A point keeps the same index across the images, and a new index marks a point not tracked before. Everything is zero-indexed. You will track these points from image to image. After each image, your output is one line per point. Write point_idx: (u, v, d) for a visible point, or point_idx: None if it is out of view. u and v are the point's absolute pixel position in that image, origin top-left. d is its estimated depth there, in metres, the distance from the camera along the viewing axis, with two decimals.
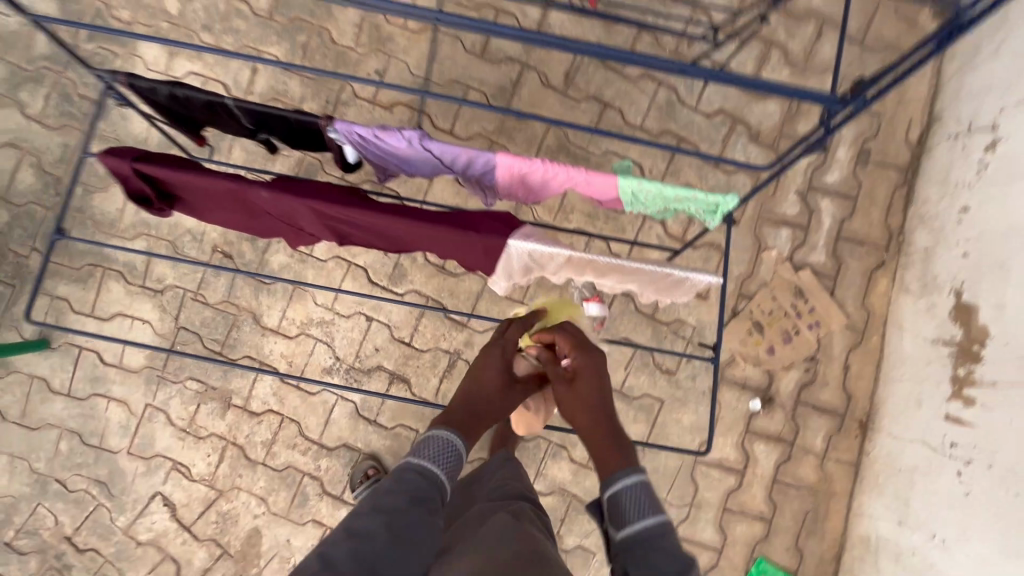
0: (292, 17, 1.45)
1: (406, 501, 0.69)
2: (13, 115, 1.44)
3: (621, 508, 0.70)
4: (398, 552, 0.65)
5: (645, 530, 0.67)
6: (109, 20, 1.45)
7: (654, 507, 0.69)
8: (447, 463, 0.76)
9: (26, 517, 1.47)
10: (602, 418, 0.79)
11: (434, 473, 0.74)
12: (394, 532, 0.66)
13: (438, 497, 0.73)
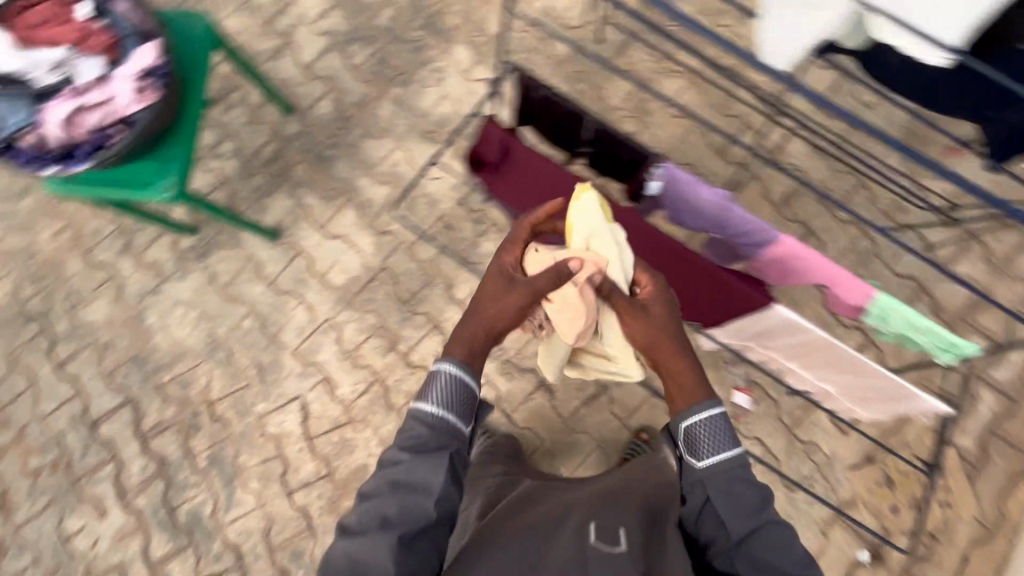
0: (580, 68, 1.73)
1: (403, 452, 0.91)
2: (338, 59, 1.76)
3: (699, 440, 0.93)
4: (403, 494, 0.88)
5: (723, 461, 0.91)
6: (441, 20, 1.77)
7: (728, 439, 0.92)
8: (447, 403, 0.93)
9: (185, 370, 1.62)
10: (676, 345, 0.96)
11: (426, 416, 0.92)
12: (398, 481, 0.90)
13: (434, 436, 0.91)
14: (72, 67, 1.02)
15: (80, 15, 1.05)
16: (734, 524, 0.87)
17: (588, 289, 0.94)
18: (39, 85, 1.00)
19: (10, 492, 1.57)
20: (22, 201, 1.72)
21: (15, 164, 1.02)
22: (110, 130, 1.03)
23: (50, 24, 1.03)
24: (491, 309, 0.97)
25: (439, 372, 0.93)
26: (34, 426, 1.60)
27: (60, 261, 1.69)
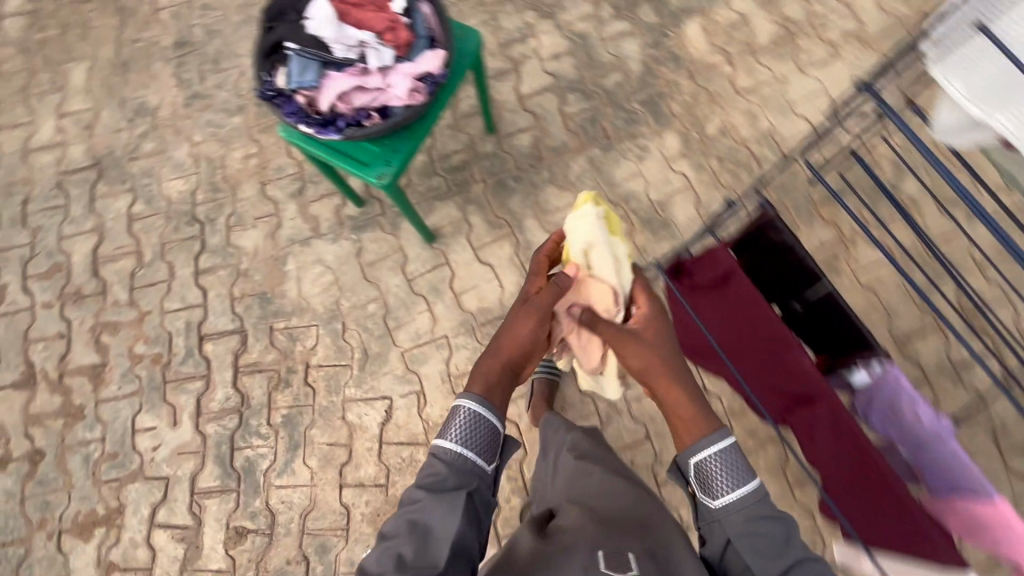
0: (784, 199, 1.65)
1: (421, 492, 0.86)
2: (553, 102, 1.78)
3: (713, 479, 0.87)
4: (420, 533, 0.82)
5: (741, 499, 0.85)
6: (663, 103, 1.76)
7: (740, 475, 0.86)
8: (467, 442, 0.89)
9: (299, 325, 1.65)
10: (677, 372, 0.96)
11: (446, 452, 0.88)
12: (413, 524, 0.83)
13: (453, 473, 0.87)
14: (367, 49, 1.08)
15: (393, 7, 1.11)
16: (766, 569, 0.82)
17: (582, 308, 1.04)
18: (334, 54, 1.06)
19: (109, 366, 1.65)
20: (232, 118, 1.85)
21: (279, 112, 1.09)
22: (368, 114, 1.08)
23: (366, 6, 1.09)
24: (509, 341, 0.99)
25: (461, 412, 0.91)
26: (154, 318, 1.68)
27: (239, 181, 1.79)
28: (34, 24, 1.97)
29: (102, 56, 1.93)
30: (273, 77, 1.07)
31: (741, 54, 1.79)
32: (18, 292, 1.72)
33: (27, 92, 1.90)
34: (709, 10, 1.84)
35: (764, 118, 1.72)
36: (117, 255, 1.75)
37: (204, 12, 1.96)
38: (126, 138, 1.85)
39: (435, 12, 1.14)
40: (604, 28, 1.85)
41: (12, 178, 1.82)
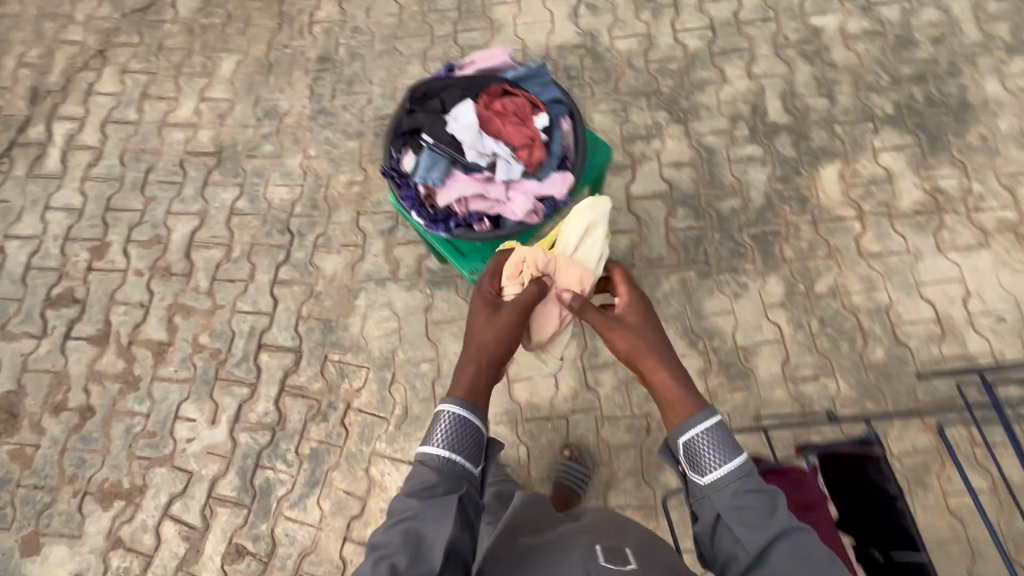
0: (882, 386, 1.50)
1: (411, 497, 0.81)
2: (661, 212, 1.72)
3: (702, 454, 0.85)
4: (414, 540, 0.77)
5: (730, 475, 0.82)
6: (776, 244, 1.66)
7: (728, 451, 0.83)
8: (455, 443, 0.85)
9: (352, 363, 1.67)
10: (663, 357, 0.96)
11: (434, 457, 0.83)
12: (406, 532, 0.78)
13: (444, 480, 0.82)
14: (498, 158, 1.06)
15: (535, 122, 1.08)
16: (750, 540, 0.78)
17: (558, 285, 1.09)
18: (463, 156, 1.05)
19: (173, 347, 1.73)
20: (348, 141, 1.90)
21: (395, 191, 1.10)
22: (480, 218, 1.08)
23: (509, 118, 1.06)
24: (487, 331, 0.98)
25: (447, 414, 0.86)
26: (225, 314, 1.75)
27: (337, 205, 1.83)
28: (204, 8, 2.13)
29: (253, 52, 2.05)
30: (399, 159, 1.07)
31: (875, 214, 1.66)
32: (117, 253, 1.84)
33: (180, 70, 2.05)
34: (853, 159, 1.72)
35: (883, 290, 1.58)
36: (210, 244, 1.83)
37: (352, 34, 2.04)
38: (250, 135, 1.95)
39: (574, 132, 1.11)
40: (735, 148, 1.77)
41: (145, 146, 1.96)
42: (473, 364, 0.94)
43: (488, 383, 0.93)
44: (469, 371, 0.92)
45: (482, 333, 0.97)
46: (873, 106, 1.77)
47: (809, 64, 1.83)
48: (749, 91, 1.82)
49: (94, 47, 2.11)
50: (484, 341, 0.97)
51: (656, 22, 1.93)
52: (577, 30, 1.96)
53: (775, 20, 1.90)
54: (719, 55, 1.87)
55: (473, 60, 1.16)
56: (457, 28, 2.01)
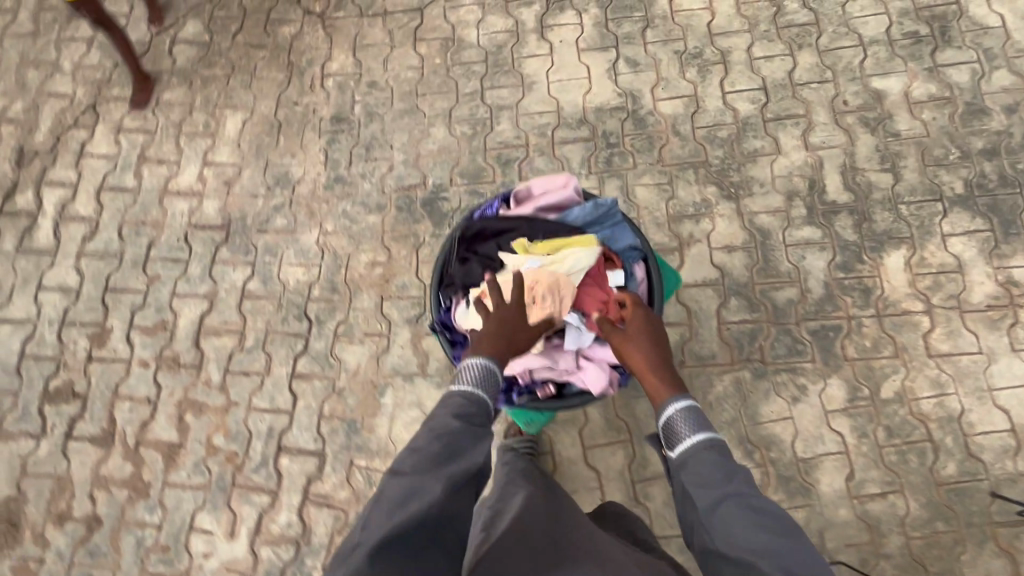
0: (952, 504, 1.41)
1: (453, 416, 0.91)
2: (712, 302, 1.59)
3: (675, 428, 0.96)
4: (453, 444, 0.87)
5: (693, 443, 0.93)
6: (838, 341, 1.54)
7: (696, 424, 0.95)
8: (484, 385, 0.96)
9: (380, 470, 1.55)
10: (657, 361, 1.02)
11: (471, 389, 0.95)
12: (445, 436, 0.88)
13: (480, 408, 0.94)
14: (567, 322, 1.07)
15: (609, 281, 1.10)
16: (703, 499, 0.86)
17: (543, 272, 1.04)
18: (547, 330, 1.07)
19: (184, 449, 1.61)
20: (368, 215, 1.75)
21: (448, 349, 1.12)
22: (543, 382, 1.10)
23: (586, 281, 1.08)
24: (513, 321, 1.01)
25: (483, 360, 0.97)
26: (240, 411, 1.62)
27: (358, 288, 1.69)
28: (204, 57, 1.94)
29: (259, 109, 1.87)
30: (451, 314, 1.07)
31: (944, 308, 1.54)
32: (119, 341, 1.70)
33: (180, 128, 1.87)
34: (921, 245, 1.59)
35: (953, 396, 1.48)
36: (221, 331, 1.69)
37: (369, 89, 1.86)
38: (260, 206, 1.78)
39: (649, 279, 1.13)
40: (792, 230, 1.63)
41: (145, 217, 1.80)
42: (502, 345, 0.99)
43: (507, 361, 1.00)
44: (499, 347, 0.98)
45: (511, 323, 1.01)
46: (942, 184, 1.63)
47: (871, 134, 1.68)
48: (806, 164, 1.68)
49: (83, 101, 1.92)
50: (510, 328, 1.01)
51: (703, 82, 1.77)
52: (616, 89, 1.79)
53: (834, 81, 1.74)
54: (773, 122, 1.72)
55: (533, 191, 1.19)
56: (484, 85, 1.83)
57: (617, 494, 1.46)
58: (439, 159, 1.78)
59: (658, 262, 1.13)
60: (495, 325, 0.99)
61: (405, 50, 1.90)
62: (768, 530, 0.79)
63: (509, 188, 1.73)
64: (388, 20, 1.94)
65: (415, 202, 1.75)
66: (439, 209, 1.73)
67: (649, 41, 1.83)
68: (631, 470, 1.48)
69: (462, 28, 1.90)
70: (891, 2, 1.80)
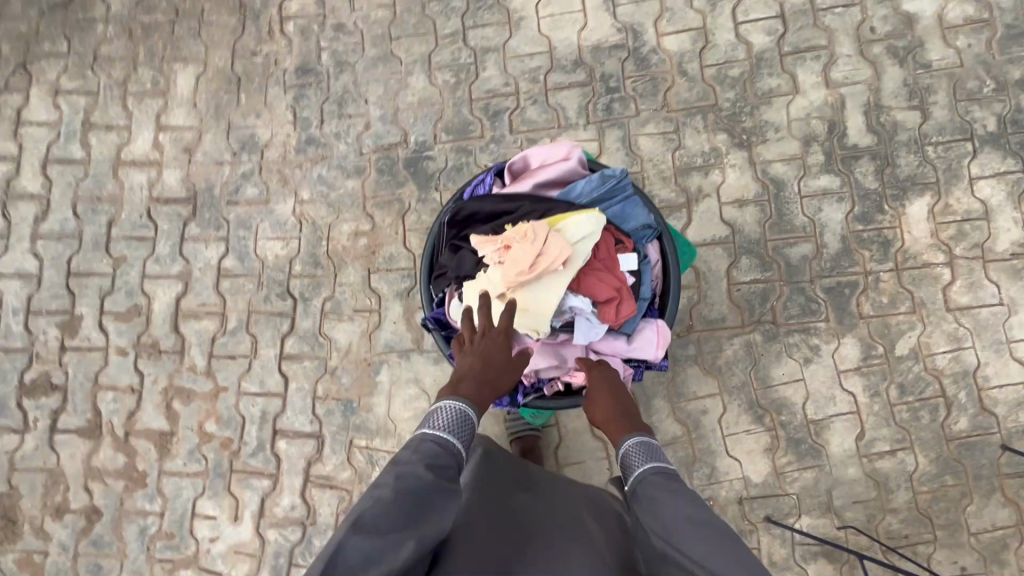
0: (962, 457, 1.40)
1: (425, 467, 0.81)
2: (722, 262, 1.49)
3: (629, 463, 0.91)
4: (426, 502, 0.78)
5: (644, 473, 0.87)
6: (853, 297, 1.46)
7: (649, 456, 0.89)
8: (457, 431, 0.89)
9: (382, 449, 1.51)
10: (614, 409, 0.96)
11: (444, 437, 0.86)
12: (415, 490, 0.77)
13: (455, 462, 0.85)
14: (577, 314, 0.97)
15: (622, 266, 0.98)
16: (654, 527, 0.81)
17: (528, 238, 0.92)
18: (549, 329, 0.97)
19: (177, 437, 1.55)
20: (347, 180, 1.59)
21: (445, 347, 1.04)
22: (551, 380, 1.06)
23: (598, 268, 0.96)
24: (498, 358, 0.93)
25: (457, 403, 0.90)
26: (230, 397, 1.56)
27: (343, 262, 1.57)
28: (142, 1, 1.69)
29: (213, 62, 1.65)
30: (446, 310, 0.99)
31: (968, 258, 1.45)
32: (92, 328, 1.59)
33: (126, 88, 1.66)
34: (946, 191, 1.47)
35: (970, 350, 1.42)
36: (200, 313, 1.59)
37: (336, 33, 1.64)
38: (227, 175, 1.62)
39: (664, 259, 1.04)
40: (808, 179, 1.50)
41: (100, 192, 1.63)
42: (485, 390, 0.92)
43: (479, 395, 0.92)
44: (477, 391, 0.91)
45: (497, 366, 0.93)
46: (973, 121, 1.49)
47: (899, 66, 1.51)
48: (826, 104, 1.52)
49: (11, 59, 1.69)
50: (496, 370, 0.93)
51: (713, 12, 1.57)
52: (615, 23, 1.59)
53: (860, 5, 1.54)
54: (791, 56, 1.54)
55: (530, 161, 1.06)
56: (466, 23, 1.62)
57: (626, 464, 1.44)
58: (420, 113, 1.60)
59: (672, 241, 1.03)
60: (478, 365, 0.92)
61: None
62: (723, 548, 0.74)
63: (500, 144, 1.57)
64: None
65: (397, 163, 1.59)
66: (424, 169, 1.58)
67: None
68: None
69: None
70: None
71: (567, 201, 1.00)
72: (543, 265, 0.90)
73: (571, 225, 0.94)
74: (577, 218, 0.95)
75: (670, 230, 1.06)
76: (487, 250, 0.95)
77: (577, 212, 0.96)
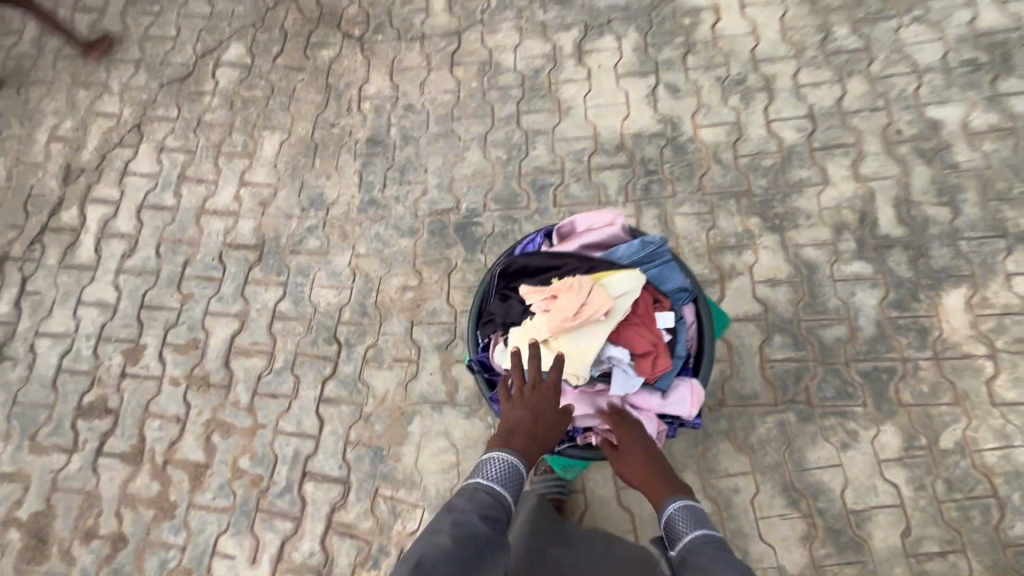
0: (1021, 567, 1.29)
1: (478, 518, 0.85)
2: (755, 339, 1.51)
3: (675, 526, 0.95)
4: (480, 554, 0.81)
5: (689, 539, 0.91)
6: (892, 384, 1.44)
7: (694, 521, 0.93)
8: (507, 482, 0.93)
9: (405, 501, 1.51)
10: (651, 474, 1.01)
11: (497, 488, 0.90)
12: (469, 539, 0.81)
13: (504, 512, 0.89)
14: (615, 364, 1.02)
15: (658, 323, 1.05)
16: None
17: (575, 290, 1.00)
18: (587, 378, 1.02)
19: (211, 470, 1.59)
20: (401, 239, 1.74)
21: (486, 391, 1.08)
22: (584, 430, 1.09)
23: (635, 323, 1.03)
24: (547, 410, 0.98)
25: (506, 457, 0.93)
26: (267, 434, 1.61)
27: (388, 313, 1.67)
28: (245, 79, 1.98)
29: (297, 131, 1.89)
30: (492, 355, 1.04)
31: (1010, 352, 1.43)
32: (152, 358, 1.71)
33: (220, 149, 1.90)
34: (983, 284, 1.49)
35: (1021, 449, 1.37)
36: (251, 351, 1.69)
37: (406, 112, 1.87)
38: (295, 227, 1.79)
39: (699, 321, 1.09)
40: (840, 265, 1.55)
41: (182, 235, 1.82)
42: (534, 446, 0.97)
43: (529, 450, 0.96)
44: (525, 444, 0.96)
45: (545, 419, 0.97)
46: (1005, 219, 1.53)
47: (927, 165, 1.60)
48: (856, 195, 1.60)
49: (129, 120, 1.97)
50: (544, 425, 0.98)
51: (747, 109, 1.72)
52: (655, 115, 1.75)
53: (886, 109, 1.67)
54: (821, 151, 1.65)
55: (575, 226, 1.14)
56: (521, 109, 1.82)
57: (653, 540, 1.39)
58: (473, 184, 1.76)
59: (708, 302, 1.08)
60: (529, 418, 0.97)
61: (442, 74, 1.89)
62: None
63: (544, 215, 1.69)
64: (425, 44, 1.94)
65: (448, 226, 1.73)
66: (472, 233, 1.71)
67: (690, 67, 1.79)
68: None
69: (499, 52, 1.89)
70: (947, 29, 1.72)
71: (609, 261, 1.08)
72: (588, 316, 0.99)
73: (614, 281, 1.03)
74: (618, 275, 1.04)
75: (704, 295, 1.12)
76: (536, 301, 1.03)
77: (618, 271, 1.04)
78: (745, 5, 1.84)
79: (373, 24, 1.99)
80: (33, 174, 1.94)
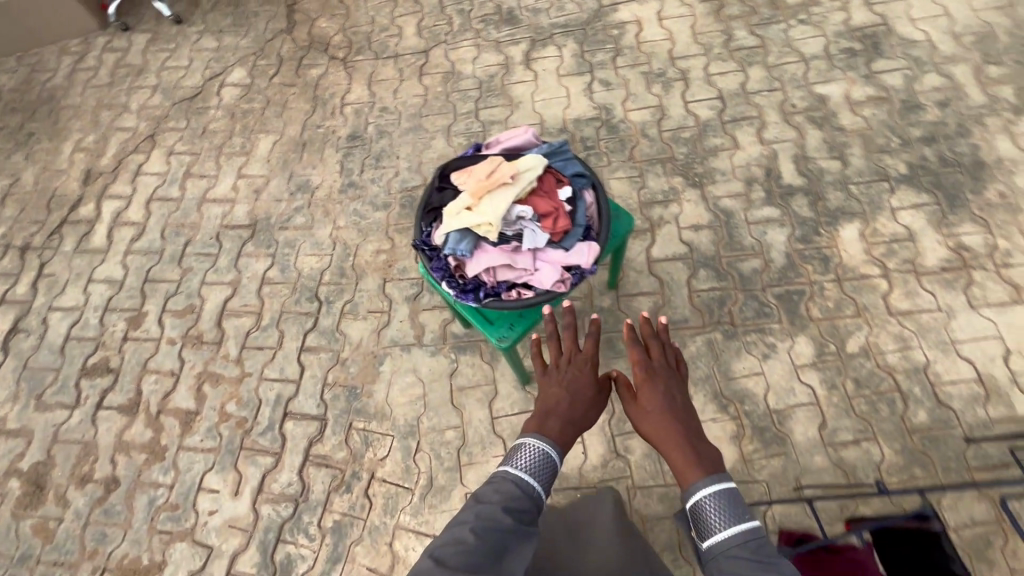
0: (927, 450, 1.44)
1: (503, 510, 0.87)
2: (683, 274, 1.73)
3: (709, 517, 0.89)
4: (505, 549, 0.83)
5: (728, 536, 0.85)
6: (802, 303, 1.65)
7: (734, 516, 0.87)
8: (536, 473, 0.95)
9: (377, 431, 1.66)
10: (679, 441, 1.00)
11: (524, 478, 0.93)
12: (495, 534, 0.84)
13: (530, 504, 0.91)
14: (524, 224, 1.21)
15: (559, 196, 1.26)
16: None
17: (491, 164, 1.25)
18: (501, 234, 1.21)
19: (200, 416, 1.74)
20: (376, 212, 1.99)
21: (428, 262, 1.26)
22: (508, 286, 1.23)
23: (540, 193, 1.25)
24: (584, 395, 1.09)
25: (538, 446, 0.98)
26: (252, 381, 1.78)
27: (364, 272, 1.90)
28: (245, 95, 2.32)
29: (288, 133, 2.20)
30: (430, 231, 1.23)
31: (901, 272, 1.65)
32: (152, 322, 1.91)
33: (221, 149, 2.21)
34: (872, 218, 1.73)
35: (918, 349, 1.55)
36: (241, 312, 1.89)
37: (381, 113, 2.19)
38: (283, 208, 2.05)
39: (597, 203, 1.29)
40: (752, 210, 1.80)
41: (185, 220, 2.08)
42: (569, 430, 1.04)
43: (567, 436, 1.04)
44: (558, 426, 1.03)
45: (580, 403, 1.08)
46: (887, 167, 1.80)
47: (818, 129, 1.90)
48: (761, 155, 1.88)
49: (144, 132, 2.29)
50: (581, 408, 1.08)
51: (667, 95, 2.04)
52: (591, 103, 2.07)
53: (781, 89, 1.99)
54: (730, 123, 1.96)
55: (499, 138, 1.38)
56: (478, 105, 2.14)
57: (599, 448, 1.54)
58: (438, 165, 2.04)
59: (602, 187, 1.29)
60: (564, 403, 1.07)
61: (412, 82, 2.24)
62: None
63: None
64: (398, 60, 2.30)
65: (417, 200, 1.99)
66: None
67: (619, 66, 2.13)
68: (612, 426, 1.56)
69: (459, 64, 2.25)
70: (827, 27, 2.09)
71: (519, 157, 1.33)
72: (504, 179, 1.21)
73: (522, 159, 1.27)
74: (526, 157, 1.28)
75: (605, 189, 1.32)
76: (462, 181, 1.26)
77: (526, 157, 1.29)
78: (662, 18, 2.22)
79: (354, 49, 2.36)
80: (58, 178, 2.23)
